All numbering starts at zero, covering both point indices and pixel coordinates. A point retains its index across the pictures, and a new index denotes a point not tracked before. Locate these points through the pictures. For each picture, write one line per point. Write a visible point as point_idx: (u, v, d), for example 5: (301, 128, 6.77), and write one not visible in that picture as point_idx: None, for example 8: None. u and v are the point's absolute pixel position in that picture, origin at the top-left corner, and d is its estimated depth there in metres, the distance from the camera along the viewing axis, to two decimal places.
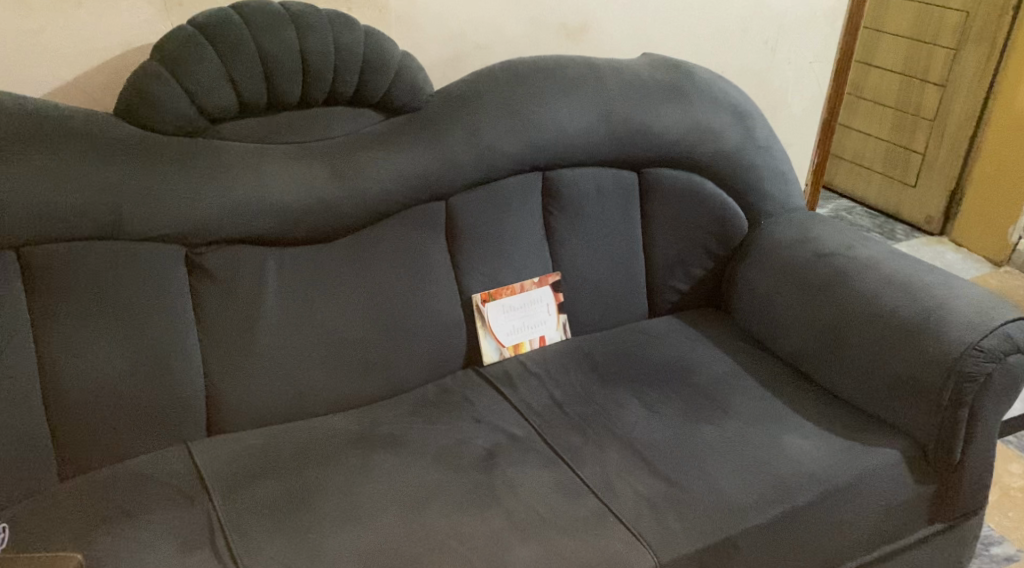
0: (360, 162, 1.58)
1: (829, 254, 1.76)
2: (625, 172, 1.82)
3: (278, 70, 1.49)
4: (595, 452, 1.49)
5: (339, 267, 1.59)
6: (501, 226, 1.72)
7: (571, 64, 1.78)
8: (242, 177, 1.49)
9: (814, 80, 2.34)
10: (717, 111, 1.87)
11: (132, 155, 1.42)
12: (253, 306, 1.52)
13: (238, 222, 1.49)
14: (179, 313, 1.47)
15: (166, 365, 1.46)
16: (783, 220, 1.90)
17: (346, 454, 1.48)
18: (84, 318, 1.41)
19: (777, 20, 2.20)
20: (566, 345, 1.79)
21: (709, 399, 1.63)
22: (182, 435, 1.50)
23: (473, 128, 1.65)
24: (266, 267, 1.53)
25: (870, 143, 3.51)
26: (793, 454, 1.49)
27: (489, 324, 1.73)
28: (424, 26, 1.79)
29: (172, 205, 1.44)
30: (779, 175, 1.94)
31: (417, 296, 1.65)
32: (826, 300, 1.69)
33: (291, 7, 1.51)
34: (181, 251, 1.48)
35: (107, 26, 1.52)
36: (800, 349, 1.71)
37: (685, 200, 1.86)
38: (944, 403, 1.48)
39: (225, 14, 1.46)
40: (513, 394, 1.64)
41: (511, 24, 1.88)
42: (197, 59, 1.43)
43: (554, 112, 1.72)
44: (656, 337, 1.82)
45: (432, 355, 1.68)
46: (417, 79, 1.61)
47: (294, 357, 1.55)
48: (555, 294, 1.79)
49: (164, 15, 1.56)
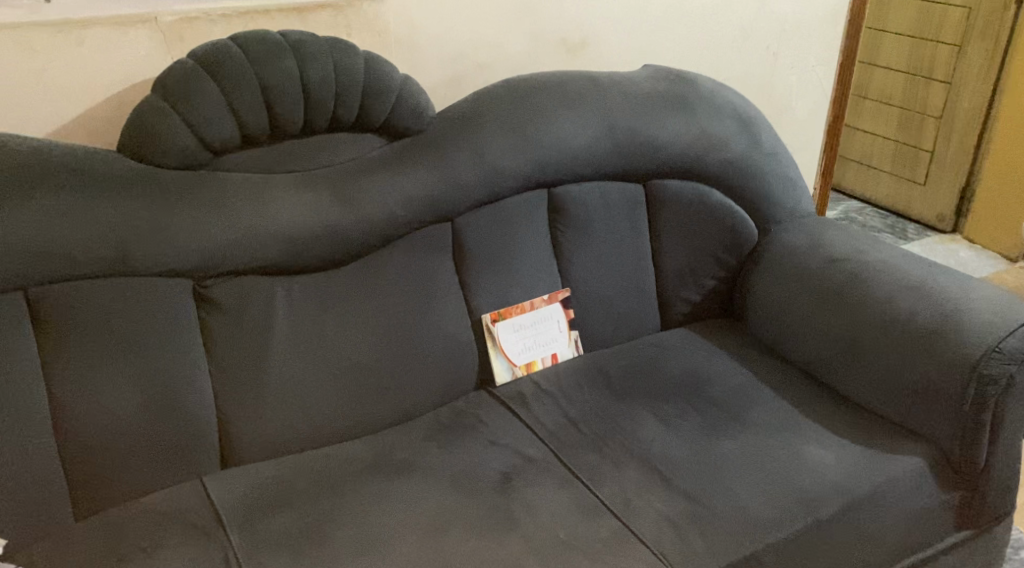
0: (365, 187, 1.57)
1: (842, 259, 1.74)
2: (632, 185, 1.80)
3: (280, 99, 1.49)
4: (613, 470, 1.48)
5: (348, 293, 1.58)
6: (509, 245, 1.71)
7: (573, 79, 1.77)
8: (247, 207, 1.48)
9: (818, 83, 2.33)
10: (722, 120, 1.86)
11: (136, 190, 1.42)
12: (262, 336, 1.51)
13: (245, 253, 1.49)
14: (188, 346, 1.47)
15: (178, 399, 1.45)
16: (793, 226, 1.88)
17: (362, 482, 1.46)
18: (94, 354, 1.40)
19: (779, 25, 2.19)
20: (579, 361, 1.78)
21: (726, 411, 1.61)
22: (195, 468, 1.49)
23: (477, 148, 1.65)
24: (274, 297, 1.52)
25: (878, 143, 3.49)
26: (814, 465, 1.47)
27: (500, 343, 1.72)
28: (425, 47, 1.79)
29: (178, 238, 1.44)
30: (787, 181, 1.92)
31: (427, 319, 1.64)
32: (841, 307, 1.67)
33: (290, 36, 1.51)
34: (189, 283, 1.47)
35: (108, 62, 1.52)
36: (816, 357, 1.69)
37: (693, 210, 1.84)
38: (966, 407, 1.46)
39: (225, 45, 1.47)
40: (527, 414, 1.62)
41: (512, 41, 1.88)
42: (198, 92, 1.44)
43: (557, 128, 1.71)
44: (670, 350, 1.80)
45: (444, 377, 1.67)
46: (418, 101, 1.61)
47: (306, 385, 1.54)
48: (566, 311, 1.78)
49: (164, 49, 1.56)
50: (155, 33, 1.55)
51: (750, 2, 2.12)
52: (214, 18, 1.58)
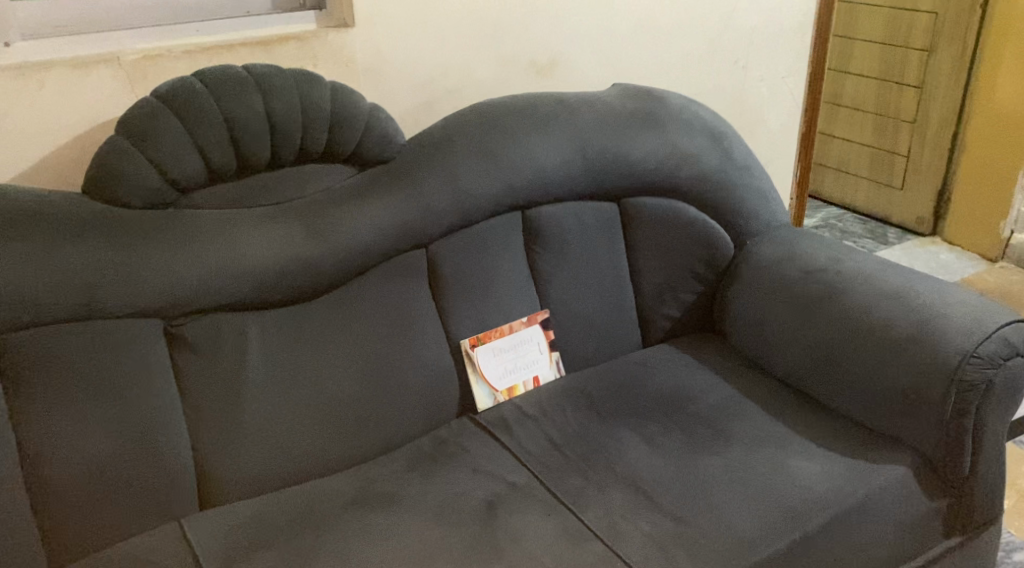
0: (336, 217, 1.56)
1: (819, 269, 1.73)
2: (606, 204, 1.80)
3: (246, 134, 1.48)
4: (598, 494, 1.46)
5: (323, 325, 1.56)
6: (486, 269, 1.70)
7: (542, 101, 1.77)
8: (217, 245, 1.47)
9: (789, 94, 2.34)
10: (693, 135, 1.86)
11: (101, 233, 1.40)
12: (237, 373, 1.49)
13: (216, 290, 1.47)
14: (161, 387, 1.44)
15: (153, 441, 1.43)
16: (769, 238, 1.88)
17: (344, 516, 1.44)
18: (64, 400, 1.38)
19: (747, 38, 2.20)
20: (561, 382, 1.77)
21: (710, 427, 1.59)
22: (173, 511, 1.46)
23: (448, 173, 1.64)
24: (247, 334, 1.50)
25: (854, 149, 3.50)
26: (799, 479, 1.46)
27: (480, 368, 1.70)
28: (392, 75, 1.78)
29: (145, 279, 1.42)
30: (762, 193, 1.92)
31: (405, 347, 1.62)
32: (820, 317, 1.66)
33: (254, 70, 1.50)
34: (159, 324, 1.45)
35: (71, 103, 1.51)
36: (798, 368, 1.68)
37: (669, 226, 1.84)
38: (948, 414, 1.45)
39: (188, 82, 1.46)
40: (510, 439, 1.60)
41: (480, 65, 1.88)
42: (162, 131, 1.42)
43: (529, 150, 1.70)
44: (651, 367, 1.79)
45: (426, 406, 1.65)
46: (387, 130, 1.61)
47: (285, 421, 1.52)
48: (546, 333, 1.76)
49: (129, 88, 1.55)
50: (118, 72, 1.53)
51: (717, 17, 2.13)
52: (177, 55, 1.57)
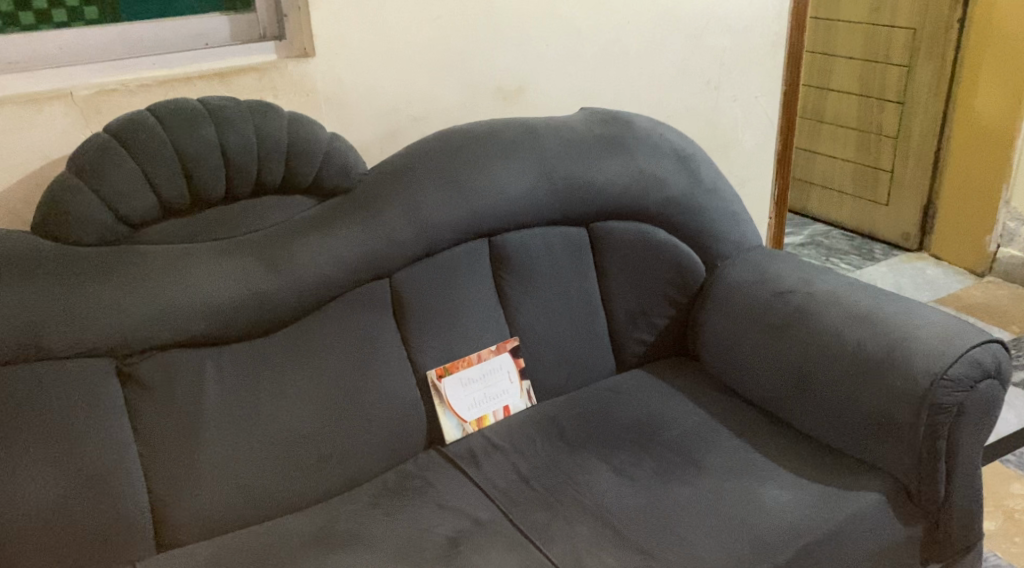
0: (294, 250, 1.53)
1: (790, 291, 1.71)
2: (573, 229, 1.77)
3: (199, 167, 1.45)
4: (565, 528, 1.42)
5: (283, 360, 1.53)
6: (451, 298, 1.67)
7: (506, 127, 1.75)
8: (170, 280, 1.44)
9: (763, 113, 2.33)
10: (660, 157, 1.83)
11: (49, 271, 1.37)
12: (194, 412, 1.46)
13: (169, 327, 1.44)
14: (115, 428, 1.41)
15: (106, 484, 1.39)
16: (741, 259, 1.85)
17: (302, 556, 1.40)
18: (13, 443, 1.34)
19: (718, 59, 2.18)
20: (532, 411, 1.73)
21: (680, 456, 1.56)
22: (129, 555, 1.42)
23: (410, 202, 1.61)
24: (204, 371, 1.47)
25: (837, 165, 3.47)
26: (771, 508, 1.42)
27: (448, 400, 1.67)
28: (354, 104, 1.76)
29: (96, 318, 1.39)
30: (733, 215, 1.90)
31: (369, 380, 1.59)
32: (792, 340, 1.63)
33: (209, 103, 1.48)
34: (111, 362, 1.42)
35: (24, 141, 1.49)
36: (772, 392, 1.65)
37: (638, 251, 1.81)
38: (920, 438, 1.43)
39: (140, 116, 1.43)
40: (477, 473, 1.57)
41: (445, 92, 1.86)
42: (112, 167, 1.40)
43: (492, 176, 1.68)
44: (624, 394, 1.75)
45: (392, 439, 1.62)
46: (346, 159, 1.59)
47: (244, 459, 1.49)
48: (515, 360, 1.73)
49: (82, 123, 1.53)
50: (71, 107, 1.51)
51: (687, 38, 2.11)
52: (132, 89, 1.56)
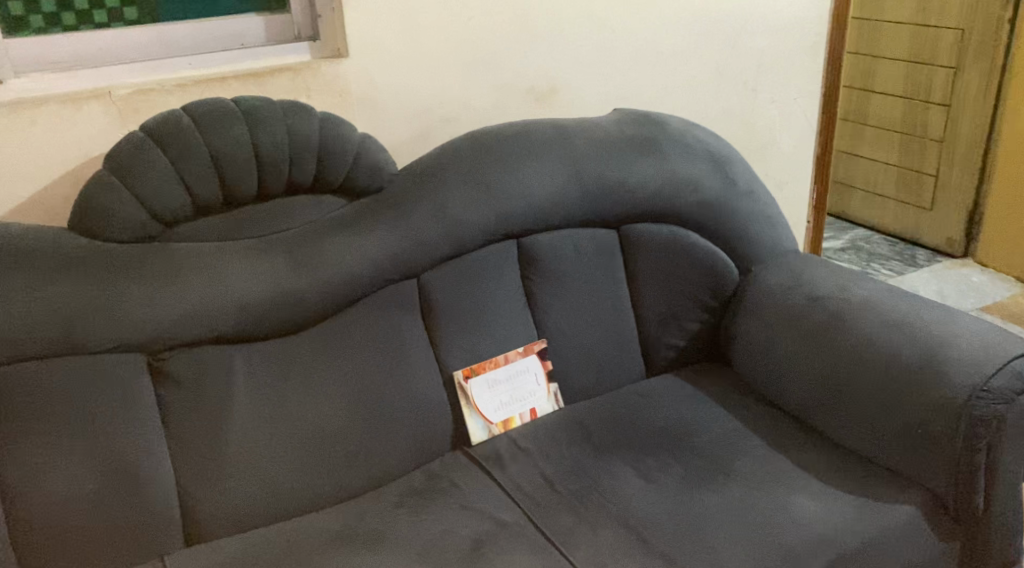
0: (324, 249, 1.54)
1: (825, 297, 1.67)
2: (604, 231, 1.76)
3: (232, 167, 1.47)
4: (588, 533, 1.41)
5: (311, 358, 1.54)
6: (479, 299, 1.67)
7: (538, 128, 1.74)
8: (201, 278, 1.46)
9: (801, 115, 2.29)
10: (693, 159, 1.81)
11: (84, 267, 1.40)
12: (223, 408, 1.47)
13: (200, 324, 1.46)
14: (145, 423, 1.43)
15: (136, 477, 1.41)
16: (776, 264, 1.82)
17: (326, 554, 1.41)
18: (48, 436, 1.37)
19: (756, 60, 2.15)
20: (559, 414, 1.72)
21: (708, 463, 1.54)
22: (157, 548, 1.44)
23: (439, 203, 1.61)
24: (233, 367, 1.49)
25: (880, 169, 3.41)
26: (799, 518, 1.40)
27: (474, 401, 1.66)
28: (387, 105, 1.77)
29: (128, 314, 1.41)
30: (768, 219, 1.87)
31: (395, 379, 1.59)
32: (825, 347, 1.60)
33: (242, 102, 1.50)
34: (143, 358, 1.44)
35: (62, 140, 1.52)
36: (804, 400, 1.62)
37: (670, 254, 1.79)
38: (958, 450, 1.39)
39: (175, 116, 1.46)
40: (502, 475, 1.56)
41: (478, 93, 1.86)
42: (146, 165, 1.42)
43: (522, 177, 1.67)
44: (653, 398, 1.73)
45: (418, 439, 1.62)
46: (377, 159, 1.59)
47: (271, 455, 1.50)
48: (543, 363, 1.72)
49: (119, 122, 1.56)
50: (109, 107, 1.54)
51: (724, 40, 2.09)
52: (168, 89, 1.58)
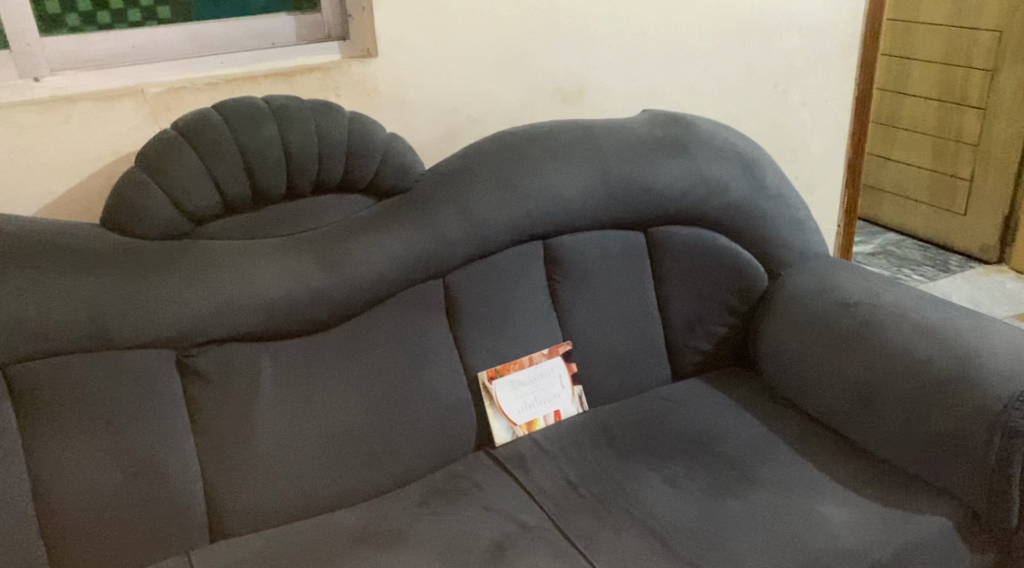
0: (351, 248, 1.55)
1: (855, 303, 1.65)
2: (631, 233, 1.75)
3: (261, 165, 1.48)
4: (611, 537, 1.40)
5: (337, 357, 1.55)
6: (504, 300, 1.66)
7: (565, 129, 1.74)
8: (229, 276, 1.47)
9: (833, 117, 2.26)
10: (723, 162, 1.79)
11: (115, 263, 1.41)
12: (249, 405, 1.48)
13: (228, 321, 1.47)
14: (172, 418, 1.44)
15: (163, 472, 1.43)
16: (805, 268, 1.80)
17: (349, 552, 1.42)
18: (77, 431, 1.38)
19: (787, 62, 2.13)
20: (583, 417, 1.71)
21: (733, 469, 1.52)
22: (182, 543, 1.46)
23: (466, 203, 1.61)
24: (260, 365, 1.50)
25: (912, 172, 3.36)
26: (825, 527, 1.38)
27: (498, 402, 1.66)
28: (415, 104, 1.77)
29: (157, 310, 1.42)
30: (798, 222, 1.84)
31: (419, 379, 1.60)
32: (855, 354, 1.58)
33: (272, 101, 1.51)
34: (172, 354, 1.45)
35: (96, 137, 1.54)
36: (832, 407, 1.60)
37: (697, 257, 1.78)
38: (991, 462, 1.37)
39: (206, 114, 1.47)
40: (525, 476, 1.56)
41: (506, 93, 1.85)
42: (177, 163, 1.43)
43: (549, 178, 1.67)
44: (678, 402, 1.72)
45: (441, 439, 1.62)
46: (405, 159, 1.60)
47: (295, 453, 1.51)
48: (567, 365, 1.72)
49: (151, 120, 1.57)
50: (141, 104, 1.56)
51: (755, 41, 2.07)
52: (199, 87, 1.59)
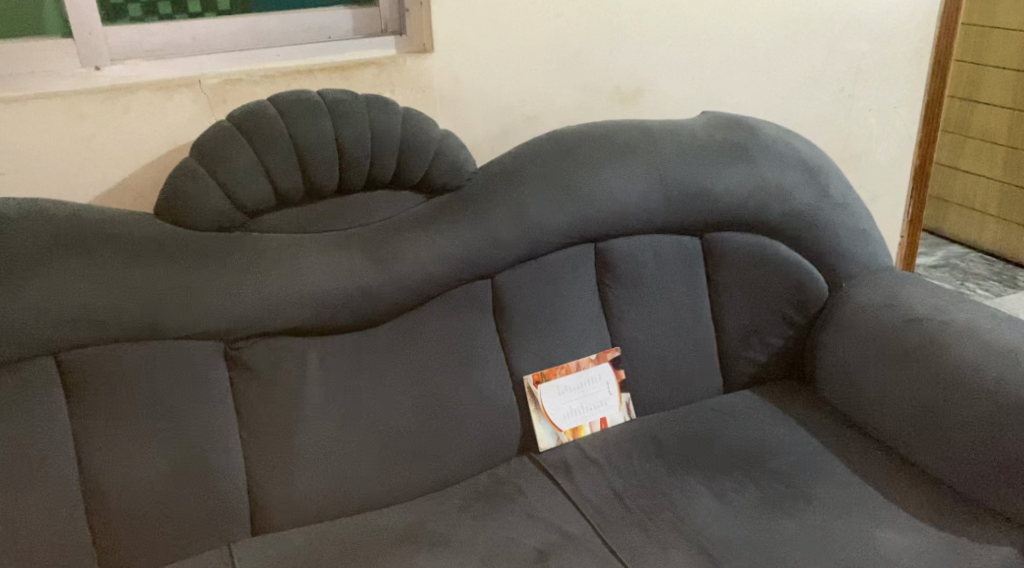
0: (401, 246, 1.53)
1: (920, 319, 1.59)
2: (686, 239, 1.70)
3: (315, 159, 1.47)
4: (658, 553, 1.37)
5: (384, 355, 1.53)
6: (554, 304, 1.63)
7: (622, 130, 1.70)
8: (280, 270, 1.46)
9: (900, 124, 2.18)
10: (785, 167, 1.74)
11: (167, 254, 1.41)
12: (294, 400, 1.48)
13: (277, 315, 1.46)
14: (219, 410, 1.44)
15: (208, 464, 1.43)
16: (868, 281, 1.74)
17: (390, 553, 1.40)
18: (125, 420, 1.39)
19: (854, 66, 2.06)
20: (630, 426, 1.68)
21: (785, 488, 1.48)
22: (224, 535, 1.46)
23: (518, 203, 1.59)
24: (307, 360, 1.49)
25: (981, 183, 3.24)
26: (883, 556, 1.34)
27: (543, 407, 1.63)
28: (470, 102, 1.75)
29: (207, 302, 1.42)
30: (863, 233, 1.78)
31: (465, 380, 1.58)
32: (919, 373, 1.52)
33: (327, 95, 1.50)
34: (220, 347, 1.45)
35: (153, 127, 1.55)
36: (894, 427, 1.54)
37: (755, 265, 1.73)
38: None
39: (261, 106, 1.46)
40: (569, 485, 1.53)
41: (562, 92, 1.82)
42: (231, 155, 1.43)
43: (604, 181, 1.63)
44: (729, 415, 1.68)
45: (485, 442, 1.60)
46: (458, 156, 1.57)
47: (339, 450, 1.50)
48: (615, 372, 1.68)
49: (208, 111, 1.58)
50: (199, 96, 1.56)
51: (821, 44, 2.01)
52: (256, 80, 1.59)
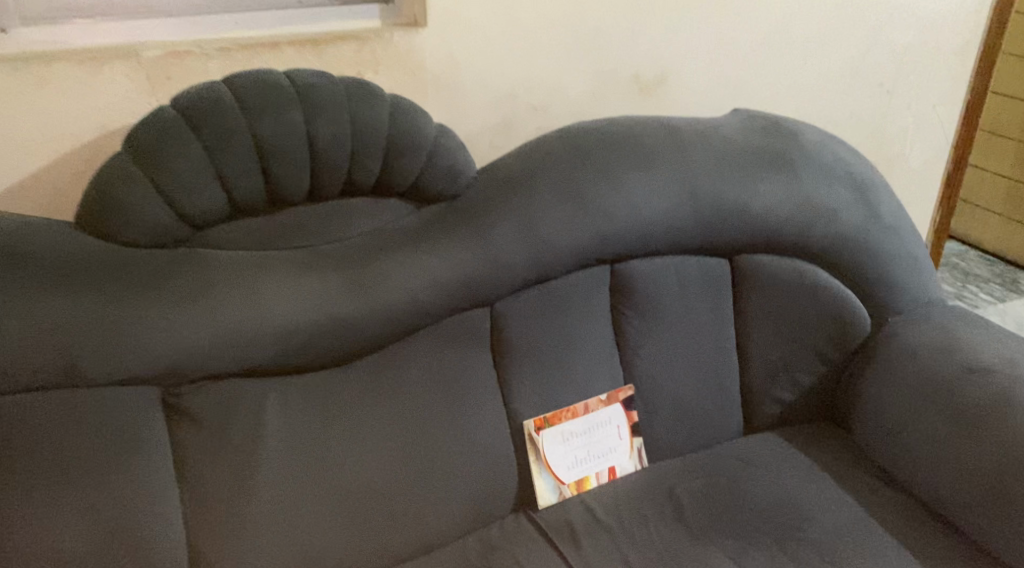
0: (385, 269, 1.26)
1: (984, 371, 1.38)
2: (714, 261, 1.46)
3: (281, 161, 1.19)
4: None
5: (360, 399, 1.27)
6: (561, 337, 1.38)
7: (648, 130, 1.44)
8: (234, 299, 1.18)
9: (938, 125, 1.96)
10: (831, 181, 1.50)
11: (91, 279, 1.13)
12: (249, 457, 1.21)
13: (228, 355, 1.19)
14: (155, 470, 1.17)
15: (138, 536, 1.15)
16: (915, 318, 1.52)
17: None
18: (34, 483, 1.10)
19: (897, 59, 1.82)
20: (643, 478, 1.45)
21: None
22: None
23: (526, 218, 1.32)
24: (266, 406, 1.22)
25: (986, 179, 3.06)
26: None
27: (545, 457, 1.39)
28: (467, 88, 1.47)
29: (141, 340, 1.14)
30: (912, 259, 1.55)
31: (455, 428, 1.33)
32: (986, 438, 1.32)
33: (299, 80, 1.21)
34: (156, 393, 1.18)
35: (76, 107, 1.24)
36: (950, 497, 1.34)
37: (791, 294, 1.49)
38: None
39: (214, 91, 1.17)
40: (576, 557, 1.30)
41: (574, 79, 1.55)
42: (175, 153, 1.14)
43: (626, 193, 1.37)
44: (756, 468, 1.46)
45: (476, 500, 1.35)
46: (455, 160, 1.30)
47: (302, 514, 1.24)
48: (628, 414, 1.44)
49: (148, 90, 1.27)
50: (136, 70, 1.25)
51: (864, 33, 1.76)
52: (208, 53, 1.29)
